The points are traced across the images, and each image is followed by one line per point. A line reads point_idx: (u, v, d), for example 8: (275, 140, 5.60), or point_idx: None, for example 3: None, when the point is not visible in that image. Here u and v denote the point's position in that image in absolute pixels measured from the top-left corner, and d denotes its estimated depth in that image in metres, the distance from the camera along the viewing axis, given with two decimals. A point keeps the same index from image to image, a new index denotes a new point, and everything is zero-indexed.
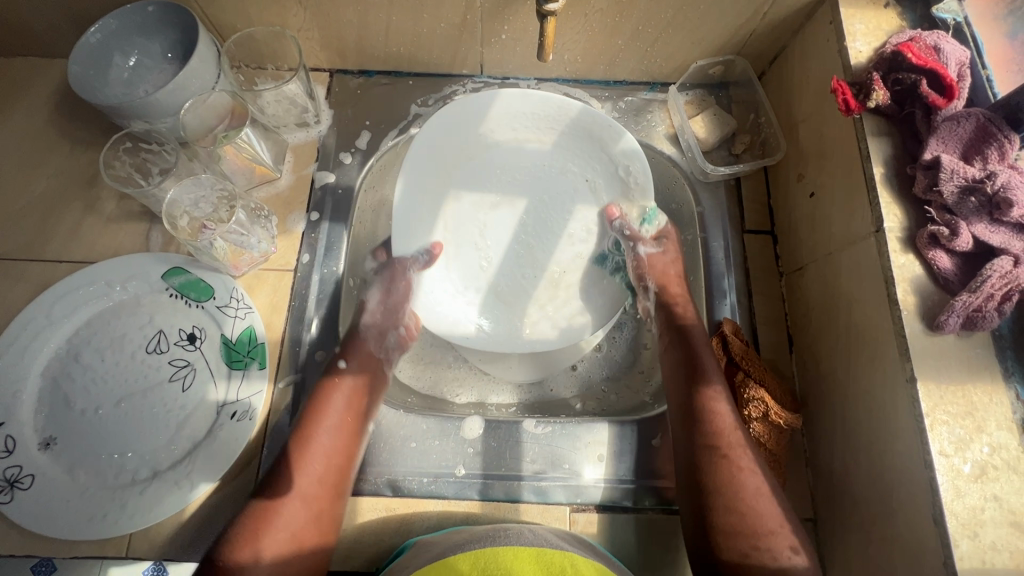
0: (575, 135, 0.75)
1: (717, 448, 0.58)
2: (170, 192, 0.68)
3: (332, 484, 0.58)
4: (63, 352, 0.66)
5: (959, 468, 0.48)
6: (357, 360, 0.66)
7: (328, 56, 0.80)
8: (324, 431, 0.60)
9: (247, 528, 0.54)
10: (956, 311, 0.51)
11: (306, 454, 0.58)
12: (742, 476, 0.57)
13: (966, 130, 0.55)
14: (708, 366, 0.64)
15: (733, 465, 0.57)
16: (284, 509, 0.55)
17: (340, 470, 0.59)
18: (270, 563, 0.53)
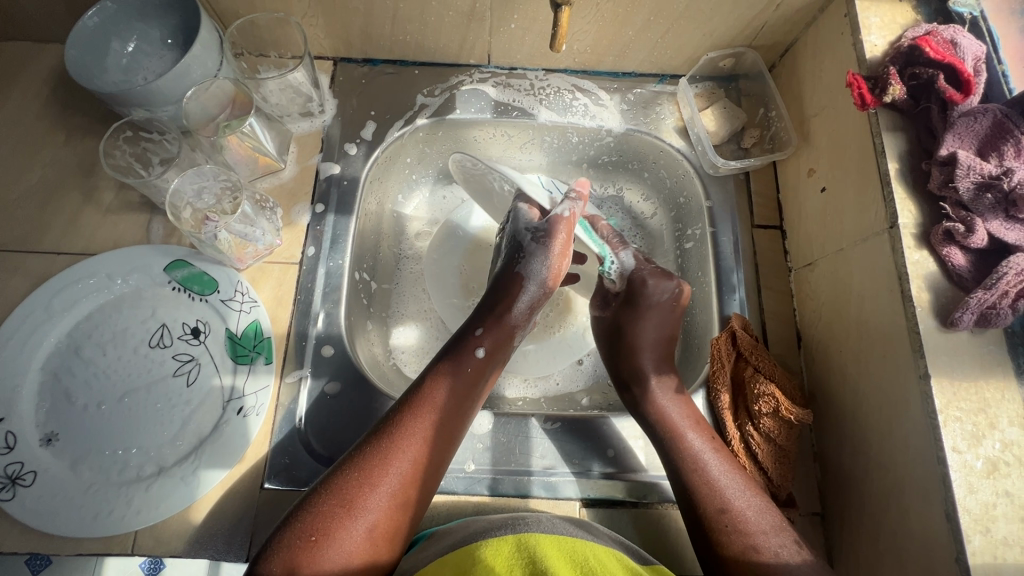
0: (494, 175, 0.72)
1: (668, 429, 0.62)
2: (174, 181, 0.66)
3: (421, 475, 0.54)
4: (63, 346, 0.64)
5: (972, 464, 0.48)
6: (487, 347, 0.62)
7: (333, 44, 0.78)
8: (431, 417, 0.56)
9: (314, 530, 0.48)
10: (971, 308, 0.51)
11: (410, 435, 0.55)
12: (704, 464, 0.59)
13: (982, 126, 0.55)
14: (636, 346, 0.69)
15: (688, 447, 0.61)
16: (360, 522, 0.49)
17: (435, 458, 0.56)
18: (346, 558, 0.48)
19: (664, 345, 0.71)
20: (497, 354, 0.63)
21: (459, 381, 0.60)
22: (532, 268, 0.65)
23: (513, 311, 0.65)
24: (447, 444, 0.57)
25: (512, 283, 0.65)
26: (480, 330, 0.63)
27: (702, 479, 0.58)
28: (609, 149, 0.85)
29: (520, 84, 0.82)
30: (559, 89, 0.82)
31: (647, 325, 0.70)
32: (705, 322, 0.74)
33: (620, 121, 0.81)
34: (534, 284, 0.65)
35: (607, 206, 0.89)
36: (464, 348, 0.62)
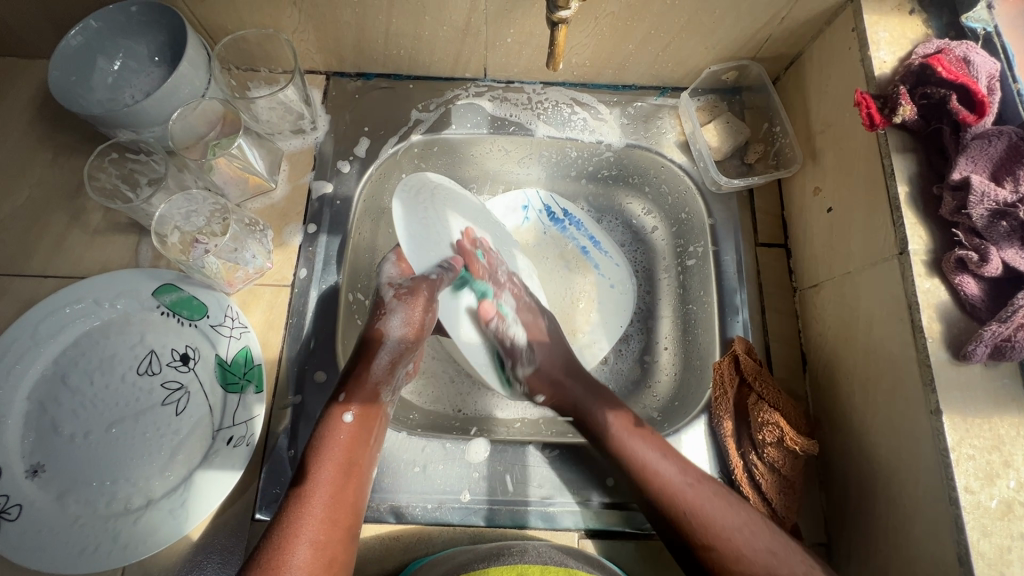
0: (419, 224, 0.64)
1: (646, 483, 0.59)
2: (159, 208, 0.64)
3: (332, 553, 0.52)
4: (50, 374, 0.63)
5: (986, 505, 0.46)
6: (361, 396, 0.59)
7: (325, 58, 0.76)
8: (319, 495, 0.54)
9: None
10: (985, 341, 0.49)
11: (299, 523, 0.52)
12: (688, 498, 0.58)
13: (997, 149, 0.52)
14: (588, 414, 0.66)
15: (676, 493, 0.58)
16: None
17: (340, 533, 0.53)
18: None
19: (603, 397, 0.67)
20: (369, 411, 0.60)
21: (334, 448, 0.57)
22: (393, 326, 0.62)
23: (370, 376, 0.61)
24: (349, 514, 0.54)
25: (368, 346, 0.62)
26: (342, 395, 0.60)
27: (701, 528, 0.56)
28: (608, 164, 0.83)
29: (517, 98, 0.80)
30: (557, 103, 0.80)
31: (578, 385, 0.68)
32: (707, 343, 0.73)
33: (620, 136, 0.79)
34: (394, 337, 0.62)
35: (607, 219, 0.86)
36: (330, 422, 0.58)
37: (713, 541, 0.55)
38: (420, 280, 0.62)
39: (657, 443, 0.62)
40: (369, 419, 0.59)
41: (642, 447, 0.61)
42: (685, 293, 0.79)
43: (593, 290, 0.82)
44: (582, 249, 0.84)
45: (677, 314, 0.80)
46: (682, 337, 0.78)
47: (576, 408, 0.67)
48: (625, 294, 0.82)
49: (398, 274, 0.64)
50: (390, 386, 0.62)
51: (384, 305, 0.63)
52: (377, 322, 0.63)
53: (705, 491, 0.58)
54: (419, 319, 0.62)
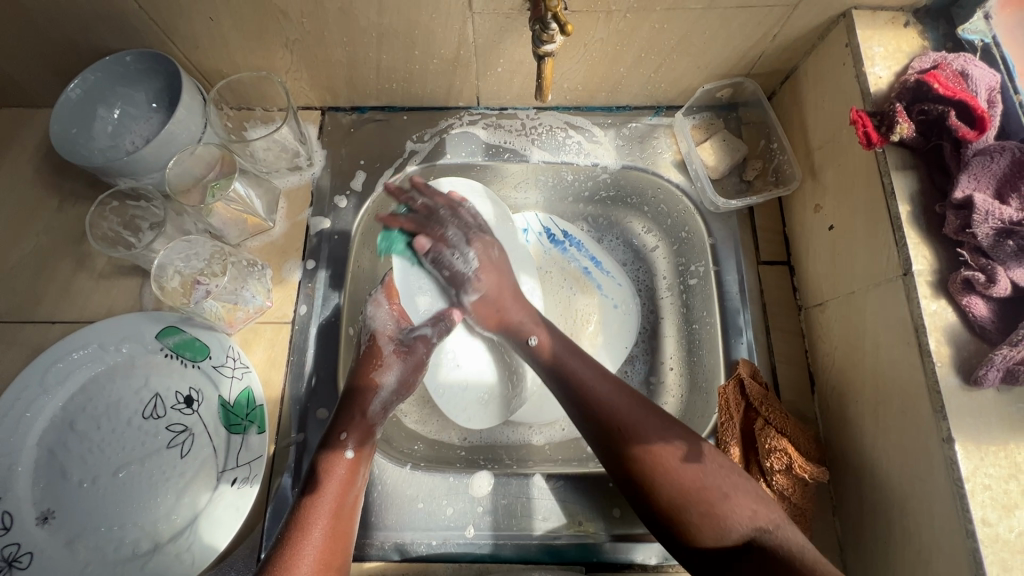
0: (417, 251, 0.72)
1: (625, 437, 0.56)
2: (158, 255, 0.66)
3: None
4: (58, 420, 0.64)
5: (1005, 538, 0.45)
6: (354, 431, 0.61)
7: (319, 95, 0.77)
8: (320, 525, 0.55)
9: None
10: (995, 365, 0.47)
11: (299, 553, 0.53)
12: (691, 479, 0.53)
13: (1000, 165, 0.51)
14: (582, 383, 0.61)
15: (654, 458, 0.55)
16: None
17: (335, 565, 0.54)
18: None
19: (642, 405, 0.59)
20: (367, 449, 0.61)
21: (331, 486, 0.58)
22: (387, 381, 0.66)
23: (366, 415, 0.63)
24: (343, 545, 0.55)
25: (366, 386, 0.64)
26: (343, 433, 0.61)
27: (671, 492, 0.53)
28: (605, 185, 0.83)
29: (511, 124, 0.80)
30: (551, 127, 0.80)
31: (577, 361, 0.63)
32: (712, 366, 0.72)
33: (615, 157, 0.79)
34: (388, 389, 0.66)
35: (607, 239, 0.86)
36: (331, 457, 0.59)
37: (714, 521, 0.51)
38: (416, 341, 0.68)
39: (669, 424, 0.57)
40: (364, 456, 0.61)
41: (656, 430, 0.56)
42: (689, 313, 0.78)
43: (596, 311, 0.81)
44: (584, 270, 0.83)
45: (682, 334, 0.79)
46: (687, 358, 0.77)
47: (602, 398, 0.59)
48: (628, 313, 0.81)
49: (393, 323, 0.69)
50: (382, 426, 0.64)
51: (382, 356, 0.66)
52: (371, 372, 0.65)
53: (707, 466, 0.54)
54: (406, 378, 0.67)
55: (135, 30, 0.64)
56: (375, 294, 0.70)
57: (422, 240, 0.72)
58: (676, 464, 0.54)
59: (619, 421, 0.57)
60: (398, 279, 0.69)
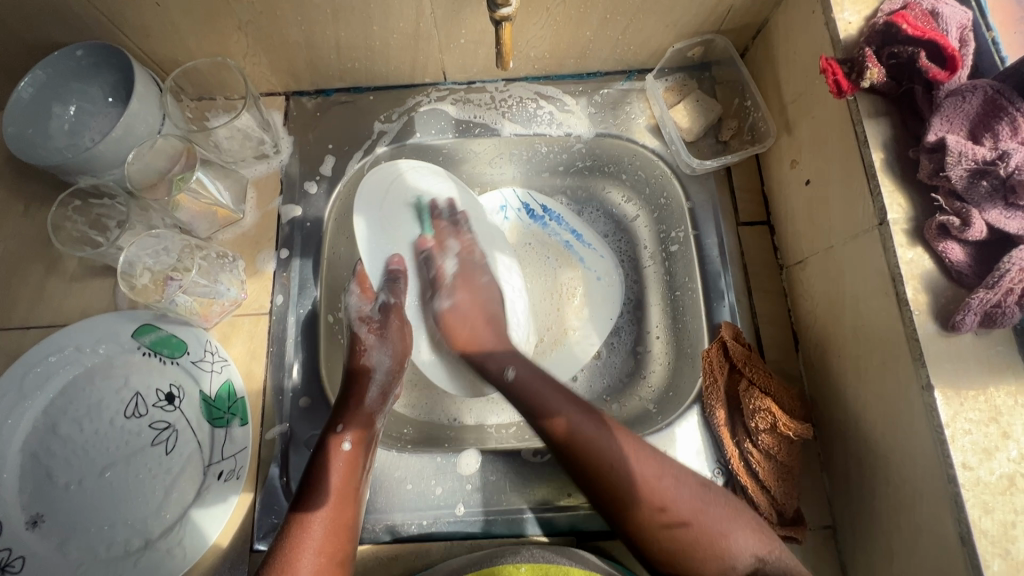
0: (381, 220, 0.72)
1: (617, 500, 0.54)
2: (125, 252, 0.64)
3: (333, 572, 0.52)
4: (39, 426, 0.63)
5: (986, 480, 0.44)
6: (353, 424, 0.61)
7: (281, 79, 0.75)
8: (320, 520, 0.54)
9: None
10: (972, 309, 0.46)
11: (299, 550, 0.52)
12: (682, 513, 0.52)
13: (972, 104, 0.50)
14: (541, 407, 0.59)
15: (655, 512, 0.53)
16: None
17: (338, 556, 0.53)
18: None
19: (558, 388, 0.61)
20: (367, 441, 0.61)
21: (334, 475, 0.57)
22: (376, 360, 0.66)
23: (362, 405, 0.63)
24: (345, 537, 0.55)
25: (358, 379, 0.64)
26: (341, 424, 0.61)
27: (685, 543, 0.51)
28: (580, 155, 0.81)
29: (480, 98, 0.78)
30: (521, 99, 0.78)
31: (537, 382, 0.62)
32: (695, 331, 0.71)
33: (588, 126, 0.77)
34: (381, 370, 0.66)
35: (587, 211, 0.85)
36: (327, 451, 0.59)
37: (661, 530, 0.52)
38: (384, 315, 0.68)
39: (582, 405, 0.59)
40: (365, 446, 0.61)
41: (562, 402, 0.59)
42: (671, 280, 0.77)
43: (580, 284, 0.81)
44: (564, 244, 0.82)
45: (665, 301, 0.78)
46: (671, 325, 0.76)
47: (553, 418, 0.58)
48: (612, 284, 0.81)
49: (365, 303, 0.69)
50: (382, 414, 0.64)
51: (363, 340, 0.67)
52: (359, 357, 0.66)
53: (635, 462, 0.55)
54: (396, 351, 0.67)
55: (82, 22, 0.62)
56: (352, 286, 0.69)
57: (391, 215, 0.73)
58: (655, 483, 0.53)
59: (536, 403, 0.59)
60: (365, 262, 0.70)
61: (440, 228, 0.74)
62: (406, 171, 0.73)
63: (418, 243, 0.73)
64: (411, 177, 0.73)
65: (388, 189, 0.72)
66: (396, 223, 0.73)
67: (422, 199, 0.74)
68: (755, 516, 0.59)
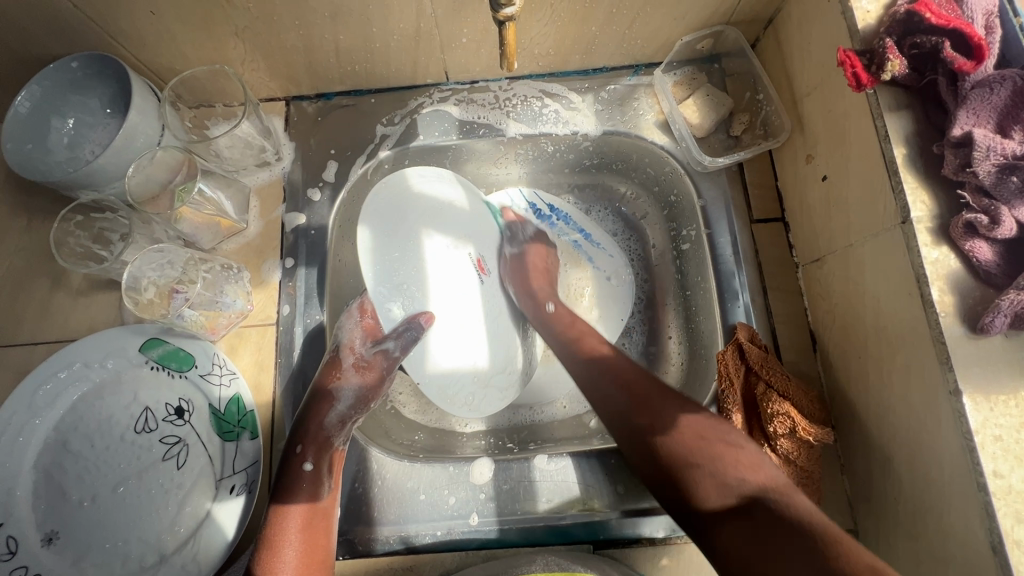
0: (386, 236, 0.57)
1: (647, 417, 0.55)
2: (130, 266, 0.63)
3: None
4: (51, 442, 0.62)
5: (1019, 489, 0.43)
6: (312, 444, 0.60)
7: (281, 84, 0.74)
8: (291, 540, 0.55)
9: None
10: (1003, 311, 0.44)
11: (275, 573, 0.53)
12: (696, 447, 0.52)
13: (1001, 96, 0.47)
14: (613, 372, 0.60)
15: (671, 438, 0.53)
16: None
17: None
18: None
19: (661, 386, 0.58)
20: (329, 459, 0.61)
21: (298, 498, 0.58)
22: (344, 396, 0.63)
23: (321, 427, 0.61)
24: (320, 556, 0.56)
25: (319, 398, 0.62)
26: (300, 445, 0.60)
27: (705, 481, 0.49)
28: (588, 154, 0.79)
29: (484, 98, 0.76)
30: (526, 97, 0.76)
31: (619, 362, 0.62)
32: (709, 332, 0.70)
33: (596, 124, 0.75)
34: (346, 402, 0.63)
35: (596, 210, 0.84)
36: (291, 473, 0.59)
37: (688, 452, 0.51)
38: (377, 355, 0.64)
39: (642, 369, 0.61)
40: (326, 467, 0.60)
41: (672, 406, 0.55)
42: (683, 280, 0.76)
43: (589, 284, 0.79)
44: (573, 244, 0.81)
45: (678, 301, 0.77)
46: (684, 326, 0.75)
47: (605, 360, 0.62)
48: (622, 285, 0.79)
49: (362, 336, 0.65)
50: (341, 436, 0.62)
51: (342, 369, 0.64)
52: (330, 386, 0.63)
53: (670, 397, 0.57)
54: (368, 393, 0.65)
55: (77, 31, 0.61)
56: (350, 308, 0.67)
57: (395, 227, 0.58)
58: (692, 442, 0.52)
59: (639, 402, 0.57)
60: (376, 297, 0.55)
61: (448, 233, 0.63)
62: (414, 179, 0.62)
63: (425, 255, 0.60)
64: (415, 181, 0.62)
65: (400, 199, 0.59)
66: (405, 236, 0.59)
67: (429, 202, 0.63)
68: None
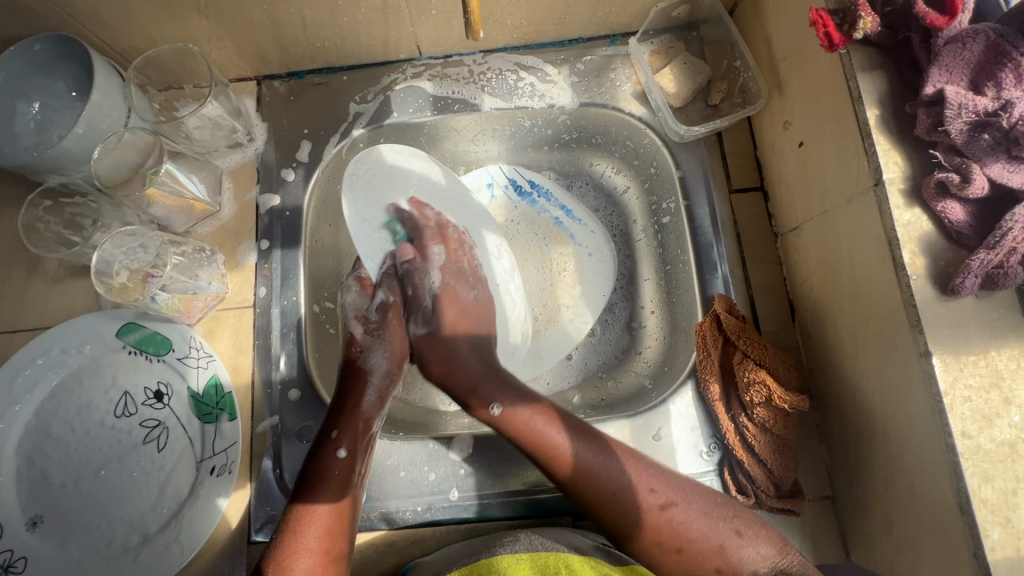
0: (366, 192, 0.66)
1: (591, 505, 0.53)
2: (98, 250, 0.62)
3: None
4: (31, 428, 0.62)
5: (987, 448, 0.43)
6: (349, 425, 0.58)
7: (250, 63, 0.72)
8: (316, 525, 0.52)
9: None
10: (973, 271, 0.43)
11: (293, 558, 0.49)
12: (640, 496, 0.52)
13: (973, 52, 0.46)
14: (530, 432, 0.56)
15: (610, 497, 0.52)
16: None
17: (334, 563, 0.51)
18: None
19: (552, 415, 0.57)
20: (363, 448, 0.58)
21: (329, 482, 0.55)
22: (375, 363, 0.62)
23: (362, 406, 0.59)
24: (343, 544, 0.52)
25: (354, 379, 0.61)
26: (335, 430, 0.57)
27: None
28: (566, 128, 0.78)
29: (458, 72, 0.75)
30: (500, 70, 0.75)
31: (521, 410, 0.57)
32: (688, 304, 0.70)
33: (572, 96, 0.74)
34: (378, 373, 0.61)
35: (576, 185, 0.82)
36: (323, 460, 0.56)
37: (651, 540, 0.51)
38: (381, 313, 0.64)
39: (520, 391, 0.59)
40: (359, 455, 0.57)
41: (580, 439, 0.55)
42: (664, 253, 0.75)
43: (570, 260, 0.79)
44: (554, 220, 0.80)
45: (660, 275, 0.76)
46: (665, 299, 0.74)
47: (529, 425, 0.56)
48: (603, 260, 0.79)
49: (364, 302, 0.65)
50: (379, 420, 0.60)
51: (358, 340, 0.63)
52: (359, 360, 0.62)
53: (580, 445, 0.55)
54: (395, 353, 0.63)
55: (35, 11, 0.60)
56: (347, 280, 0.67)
57: (379, 193, 0.68)
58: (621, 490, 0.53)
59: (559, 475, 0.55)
60: (364, 255, 0.66)
61: (430, 202, 0.71)
62: (389, 153, 0.69)
63: (403, 224, 0.68)
64: (392, 158, 0.69)
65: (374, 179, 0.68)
66: (385, 195, 0.68)
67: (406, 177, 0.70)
68: (750, 488, 0.59)
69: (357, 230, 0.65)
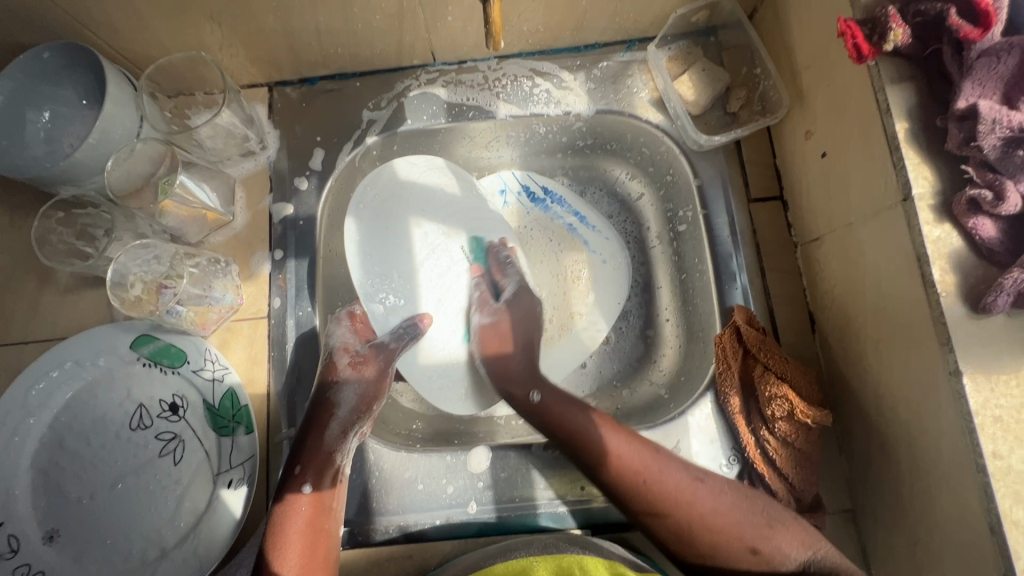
0: (376, 217, 0.71)
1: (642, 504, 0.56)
2: (114, 263, 0.63)
3: None
4: (47, 441, 0.61)
5: (1019, 469, 0.42)
6: (311, 460, 0.59)
7: (263, 70, 0.71)
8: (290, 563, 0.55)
9: None
10: (1006, 290, 0.43)
11: None
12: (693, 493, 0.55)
13: (1009, 65, 0.45)
14: (574, 431, 0.59)
15: (662, 499, 0.55)
16: None
17: None
18: None
19: (582, 407, 0.62)
20: (327, 479, 0.59)
21: (297, 519, 0.57)
22: (342, 399, 0.62)
23: (324, 438, 0.61)
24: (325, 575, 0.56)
25: (319, 412, 0.62)
26: (298, 466, 0.59)
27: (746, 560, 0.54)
28: (580, 135, 0.77)
29: (472, 79, 0.74)
30: (516, 76, 0.74)
31: (576, 414, 0.61)
32: (706, 313, 0.69)
33: (587, 103, 0.73)
34: (345, 407, 0.62)
35: (590, 191, 0.81)
36: (290, 495, 0.58)
37: (704, 537, 0.55)
38: (371, 350, 0.65)
39: (589, 411, 0.61)
40: (325, 487, 0.59)
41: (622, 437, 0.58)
42: (680, 261, 0.74)
43: (585, 267, 0.78)
44: (568, 227, 0.79)
45: (676, 284, 0.75)
46: (682, 308, 0.74)
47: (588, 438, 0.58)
48: (618, 268, 0.78)
49: (354, 338, 0.66)
50: (344, 451, 0.61)
51: (336, 371, 0.63)
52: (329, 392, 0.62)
53: (631, 444, 0.58)
54: (367, 393, 0.63)
55: (47, 19, 0.59)
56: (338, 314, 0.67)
57: (389, 214, 0.72)
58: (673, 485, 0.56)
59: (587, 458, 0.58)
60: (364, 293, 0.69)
61: (439, 221, 0.74)
62: (403, 167, 0.73)
63: (413, 239, 0.73)
64: (405, 172, 0.73)
65: (384, 200, 0.72)
66: (395, 221, 0.72)
67: (426, 192, 0.74)
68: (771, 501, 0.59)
69: (370, 267, 0.70)
